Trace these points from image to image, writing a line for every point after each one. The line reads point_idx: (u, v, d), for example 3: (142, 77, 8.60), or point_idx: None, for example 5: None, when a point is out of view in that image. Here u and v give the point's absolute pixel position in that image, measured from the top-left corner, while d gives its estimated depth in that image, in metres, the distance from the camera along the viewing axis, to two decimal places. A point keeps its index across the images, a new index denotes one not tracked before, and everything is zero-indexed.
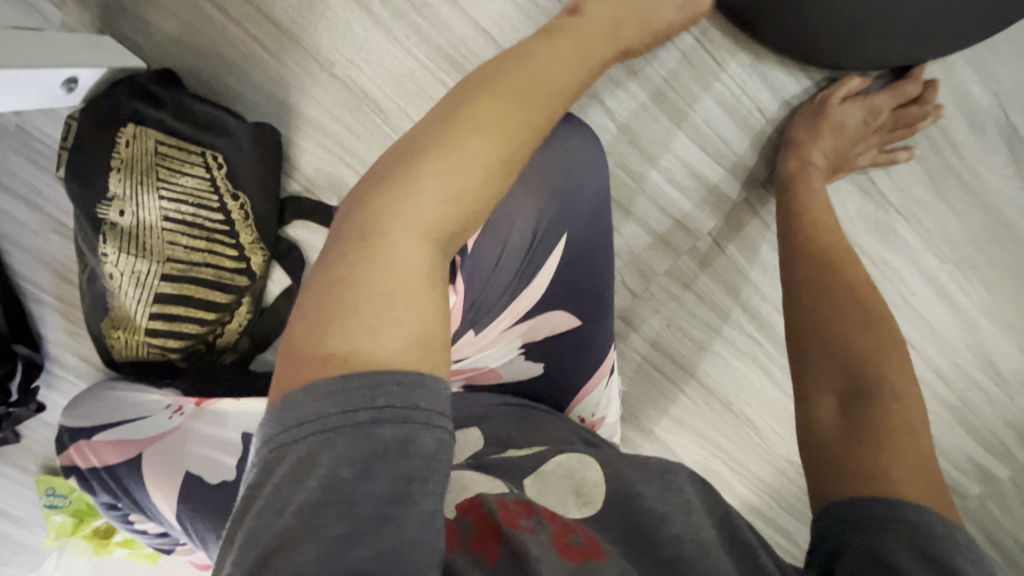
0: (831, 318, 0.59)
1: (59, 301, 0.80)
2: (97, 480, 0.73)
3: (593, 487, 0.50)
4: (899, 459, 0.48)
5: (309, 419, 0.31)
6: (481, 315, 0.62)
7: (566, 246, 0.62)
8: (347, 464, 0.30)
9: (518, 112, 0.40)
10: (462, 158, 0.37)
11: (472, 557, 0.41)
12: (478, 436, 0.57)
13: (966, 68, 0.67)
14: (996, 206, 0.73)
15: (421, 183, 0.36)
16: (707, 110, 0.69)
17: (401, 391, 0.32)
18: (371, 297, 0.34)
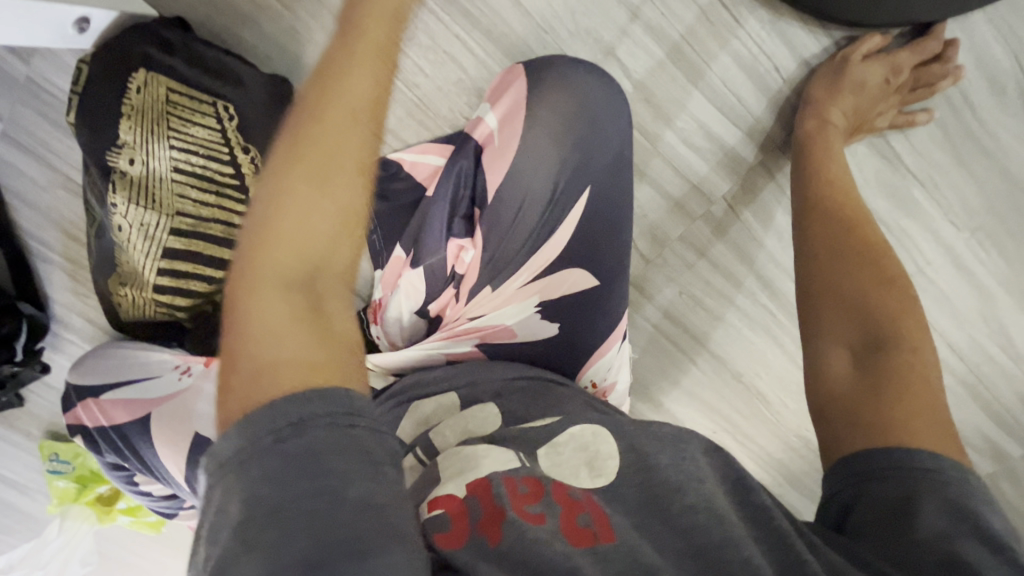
0: (845, 279, 0.58)
1: (66, 260, 0.79)
2: (105, 437, 0.73)
3: (606, 460, 0.47)
4: (918, 412, 0.47)
5: (220, 463, 0.30)
6: (498, 269, 0.62)
7: (588, 199, 0.62)
8: (259, 487, 0.29)
9: (343, 139, 0.37)
10: (301, 203, 0.36)
11: (477, 542, 0.39)
12: (496, 412, 0.55)
13: (988, 28, 0.66)
14: (1014, 172, 0.72)
15: (268, 245, 0.35)
16: (724, 68, 0.68)
17: (301, 407, 0.31)
18: (247, 359, 0.33)
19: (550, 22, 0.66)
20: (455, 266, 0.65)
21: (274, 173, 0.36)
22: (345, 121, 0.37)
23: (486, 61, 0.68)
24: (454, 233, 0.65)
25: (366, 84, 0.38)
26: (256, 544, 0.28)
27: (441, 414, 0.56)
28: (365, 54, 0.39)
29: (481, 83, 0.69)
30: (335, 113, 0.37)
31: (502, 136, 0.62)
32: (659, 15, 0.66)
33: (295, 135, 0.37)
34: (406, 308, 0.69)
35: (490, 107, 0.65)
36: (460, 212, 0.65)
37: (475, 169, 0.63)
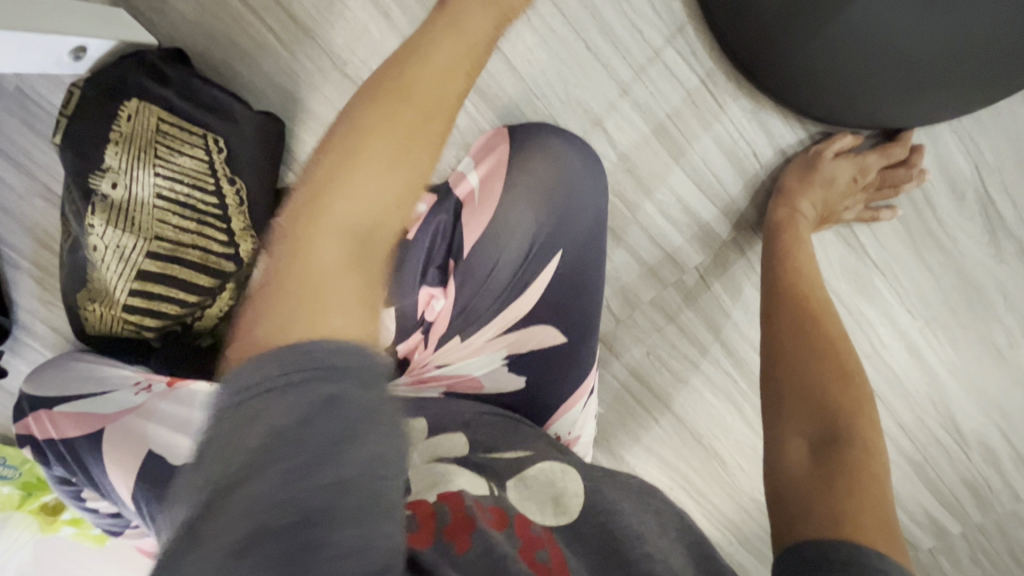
0: (808, 371, 0.59)
1: (36, 267, 0.78)
2: (54, 451, 0.71)
3: (571, 497, 0.54)
4: (865, 504, 0.48)
5: (253, 382, 0.31)
6: (468, 321, 0.63)
7: (561, 261, 0.63)
8: (289, 417, 0.30)
9: (411, 116, 0.42)
10: (366, 167, 0.40)
11: (444, 543, 0.43)
12: (463, 440, 0.58)
13: (952, 138, 0.70)
14: (967, 270, 0.77)
15: (326, 199, 0.39)
16: (705, 148, 0.71)
17: (340, 353, 0.32)
18: (297, 291, 0.36)
19: (542, 89, 0.68)
20: (425, 312, 0.64)
21: (343, 140, 0.41)
22: (417, 102, 0.42)
23: (477, 118, 0.70)
24: (426, 280, 0.63)
25: (438, 78, 0.43)
26: (272, 469, 0.29)
27: (408, 437, 0.58)
28: (442, 46, 0.45)
29: (470, 138, 0.71)
30: (408, 95, 0.42)
31: (484, 195, 0.63)
32: (647, 94, 0.68)
33: (370, 107, 0.42)
34: None
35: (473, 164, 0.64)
36: (434, 263, 0.63)
37: (453, 224, 0.63)
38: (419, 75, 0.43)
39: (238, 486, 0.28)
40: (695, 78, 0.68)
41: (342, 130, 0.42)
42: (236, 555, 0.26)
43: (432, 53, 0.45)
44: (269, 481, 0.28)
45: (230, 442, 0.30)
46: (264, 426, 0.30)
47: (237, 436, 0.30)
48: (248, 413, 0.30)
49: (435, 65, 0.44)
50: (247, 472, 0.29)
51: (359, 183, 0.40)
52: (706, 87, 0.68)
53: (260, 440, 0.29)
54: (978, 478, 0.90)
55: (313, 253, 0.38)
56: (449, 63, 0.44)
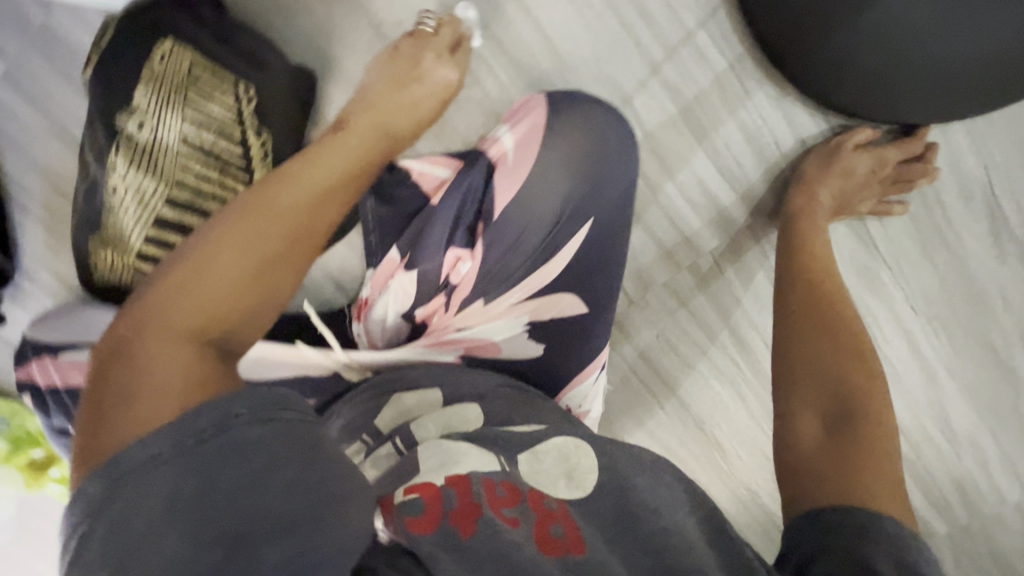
0: (823, 353, 0.60)
1: (45, 211, 0.77)
2: (57, 401, 0.70)
3: (585, 473, 0.55)
4: (879, 476, 0.50)
5: (114, 471, 0.31)
6: (493, 284, 0.63)
7: (591, 231, 0.64)
8: (179, 483, 0.31)
9: (291, 209, 0.45)
10: (222, 272, 0.41)
11: (449, 529, 0.44)
12: (477, 413, 0.59)
13: (964, 139, 0.73)
14: (970, 270, 0.79)
15: (196, 287, 0.40)
16: (729, 133, 0.72)
17: (226, 408, 0.33)
18: (133, 393, 0.34)
19: (574, 62, 0.69)
20: (449, 275, 0.65)
21: (216, 232, 0.42)
22: (300, 195, 0.46)
23: (507, 87, 0.70)
24: (454, 242, 0.64)
25: (308, 196, 0.46)
26: (181, 523, 0.30)
27: (423, 407, 0.59)
28: (322, 168, 0.49)
29: (499, 106, 0.71)
30: (285, 191, 0.46)
31: (518, 157, 0.63)
32: (677, 75, 0.70)
33: (232, 219, 0.43)
34: (391, 311, 0.69)
35: (508, 127, 0.64)
36: (461, 224, 0.64)
37: (485, 185, 0.64)
38: (300, 175, 0.47)
39: (151, 546, 0.30)
40: (724, 62, 0.69)
41: (209, 225, 0.43)
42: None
43: (317, 157, 0.50)
44: (183, 534, 0.30)
45: (122, 519, 0.30)
46: (160, 495, 0.31)
47: (129, 514, 0.30)
48: (139, 488, 0.31)
49: (320, 167, 0.49)
50: (156, 532, 0.30)
51: (232, 270, 0.41)
52: (734, 72, 0.70)
53: (157, 507, 0.30)
54: (968, 478, 0.92)
55: (176, 342, 0.37)
56: (333, 166, 0.49)
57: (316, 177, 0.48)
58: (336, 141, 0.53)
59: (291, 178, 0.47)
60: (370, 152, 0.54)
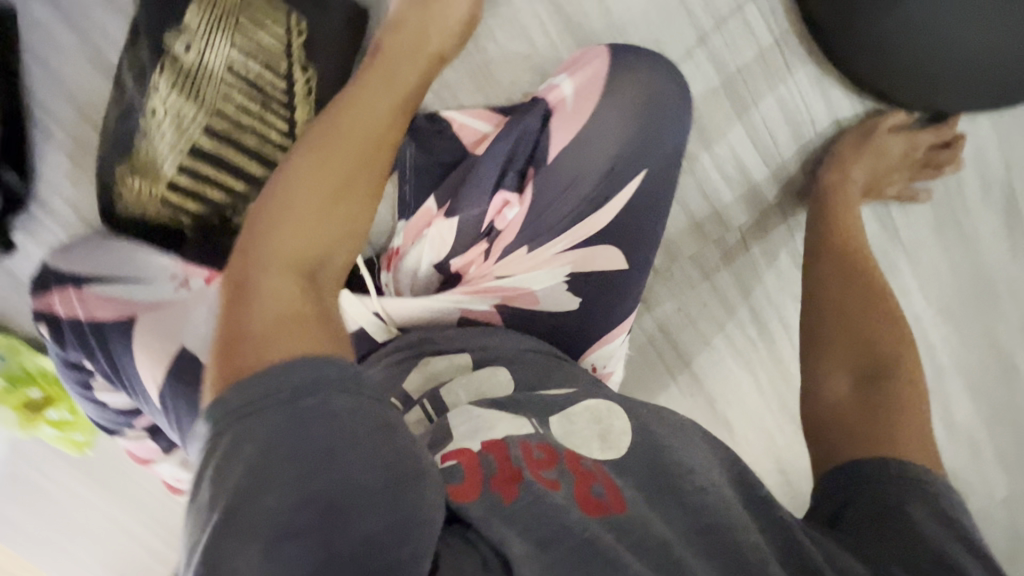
0: (856, 314, 0.62)
1: (68, 137, 0.74)
2: (75, 330, 0.68)
3: (619, 434, 0.50)
4: (912, 432, 0.51)
5: (221, 420, 0.32)
6: (539, 230, 0.64)
7: (643, 181, 0.65)
8: (271, 447, 0.31)
9: (355, 159, 0.43)
10: (316, 203, 0.41)
11: (490, 494, 0.41)
12: (509, 378, 0.56)
13: (989, 131, 0.76)
14: (984, 262, 0.82)
15: (276, 233, 0.39)
16: (767, 108, 0.74)
17: (316, 370, 0.33)
18: (254, 326, 0.35)
19: (625, 26, 0.70)
20: (494, 220, 0.65)
21: (299, 166, 0.42)
22: (362, 146, 0.44)
23: (557, 45, 0.71)
24: (503, 185, 0.65)
25: (377, 123, 0.47)
26: (275, 486, 0.30)
27: (451, 371, 0.57)
28: (383, 100, 0.49)
29: (547, 64, 0.71)
30: (347, 141, 0.44)
31: (577, 104, 0.64)
32: (723, 46, 0.71)
33: (311, 151, 0.43)
34: (424, 259, 0.68)
35: (567, 75, 0.66)
36: (514, 167, 0.65)
37: (541, 131, 0.65)
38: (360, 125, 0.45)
39: (246, 508, 0.29)
40: (769, 37, 0.71)
41: (291, 161, 0.43)
42: (269, 560, 0.29)
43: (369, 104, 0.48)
44: (277, 495, 0.30)
45: (218, 479, 0.30)
46: (248, 458, 0.30)
47: (226, 473, 0.30)
48: (234, 447, 0.31)
49: (375, 116, 0.47)
50: (250, 491, 0.30)
51: (308, 218, 0.40)
52: (778, 48, 0.72)
53: (251, 467, 0.30)
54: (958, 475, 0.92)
55: (264, 288, 0.37)
56: (388, 117, 0.48)
57: (380, 107, 0.48)
58: (388, 75, 0.52)
59: (358, 110, 0.47)
60: (417, 84, 0.54)
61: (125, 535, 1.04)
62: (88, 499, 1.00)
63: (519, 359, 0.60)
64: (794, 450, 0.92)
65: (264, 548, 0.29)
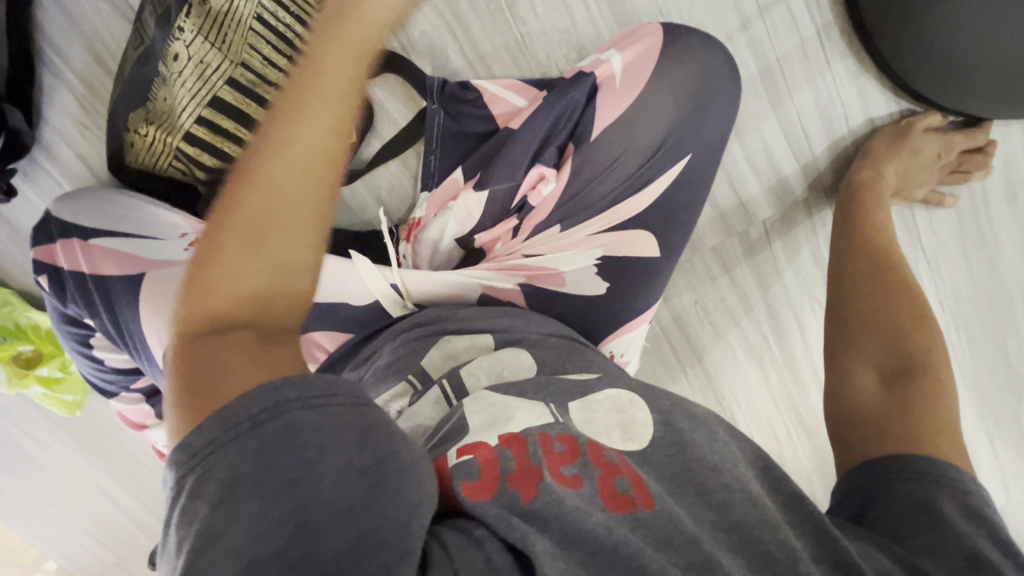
0: (883, 309, 0.62)
1: (79, 82, 0.71)
2: (78, 285, 0.66)
3: (640, 426, 0.48)
4: (942, 430, 0.50)
5: (187, 458, 0.30)
6: (576, 209, 0.63)
7: (685, 168, 0.63)
8: (235, 479, 0.29)
9: (290, 203, 0.35)
10: (245, 259, 0.35)
11: (508, 494, 0.38)
12: (531, 360, 0.54)
13: (1021, 142, 0.76)
14: (1002, 273, 0.82)
15: (210, 291, 0.35)
16: (803, 101, 0.73)
17: (280, 393, 0.32)
18: (197, 382, 0.33)
19: (668, 6, 0.68)
20: (528, 195, 0.64)
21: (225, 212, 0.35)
22: (290, 185, 0.34)
23: (597, 21, 0.69)
24: (542, 159, 0.63)
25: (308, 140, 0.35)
26: (242, 513, 0.29)
27: (473, 351, 0.55)
28: (313, 99, 0.34)
29: (585, 41, 0.70)
30: (281, 175, 0.35)
31: (626, 80, 0.62)
32: (765, 35, 0.70)
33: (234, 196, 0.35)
34: (447, 232, 0.67)
35: (618, 50, 0.63)
36: (554, 141, 0.63)
37: (586, 104, 0.62)
38: (284, 155, 0.34)
39: (215, 542, 0.28)
40: (812, 28, 0.70)
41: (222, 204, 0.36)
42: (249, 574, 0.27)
43: (303, 114, 0.34)
44: (246, 522, 0.28)
45: (193, 504, 0.29)
46: (212, 495, 0.29)
47: (194, 511, 0.29)
48: (203, 480, 0.30)
49: (304, 138, 0.34)
50: (218, 524, 0.28)
51: (243, 275, 0.35)
52: (820, 40, 0.71)
53: (216, 503, 0.29)
54: None
55: (204, 347, 0.34)
56: (322, 135, 0.35)
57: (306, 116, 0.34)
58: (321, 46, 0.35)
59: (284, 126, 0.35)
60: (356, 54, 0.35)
61: (110, 503, 1.02)
62: (74, 463, 0.97)
63: (542, 343, 0.58)
64: (798, 449, 0.92)
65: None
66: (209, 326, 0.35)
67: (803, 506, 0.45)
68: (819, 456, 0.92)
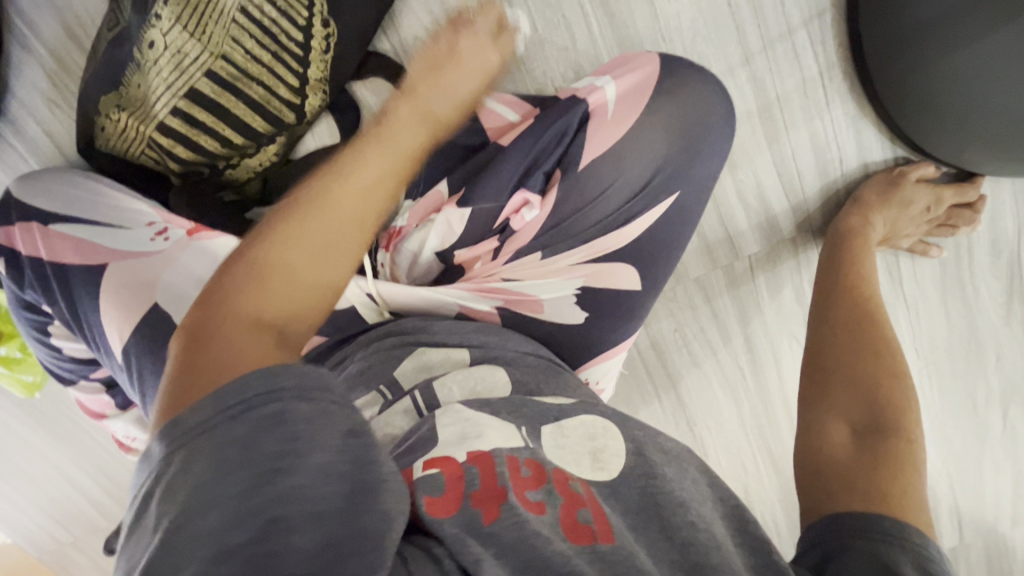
0: (855, 364, 0.61)
1: (50, 57, 0.67)
2: (37, 272, 0.63)
3: (611, 455, 0.47)
4: (908, 489, 0.48)
5: (173, 436, 0.28)
6: (557, 237, 0.61)
7: (674, 203, 0.62)
8: (216, 464, 0.27)
9: (348, 226, 0.36)
10: (294, 264, 0.35)
11: (471, 512, 0.38)
12: (505, 380, 0.53)
13: (1009, 198, 0.76)
14: (979, 325, 0.82)
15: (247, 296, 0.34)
16: (799, 140, 0.72)
17: (274, 378, 0.30)
18: (218, 366, 0.30)
19: (671, 32, 0.67)
20: (510, 219, 0.61)
21: (282, 216, 0.36)
22: (352, 211, 0.37)
23: (598, 41, 0.67)
24: (527, 184, 0.61)
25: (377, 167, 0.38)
26: (219, 502, 0.27)
27: (448, 366, 0.54)
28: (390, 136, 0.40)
29: (584, 60, 0.68)
30: (349, 188, 0.37)
31: (619, 110, 0.60)
32: (766, 70, 0.69)
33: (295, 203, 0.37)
34: (426, 246, 0.65)
35: (613, 77, 0.61)
36: (541, 167, 0.61)
37: (577, 132, 0.60)
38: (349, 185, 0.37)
39: (189, 524, 0.26)
40: (814, 68, 0.69)
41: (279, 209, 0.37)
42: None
43: (375, 148, 0.39)
44: (223, 508, 0.27)
45: (166, 492, 0.27)
46: (190, 478, 0.27)
47: (175, 489, 0.27)
48: (179, 465, 0.27)
49: (369, 175, 0.38)
50: (193, 509, 0.27)
51: (289, 284, 0.35)
52: (822, 80, 0.70)
53: (198, 481, 0.27)
54: None
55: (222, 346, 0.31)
56: (383, 176, 0.38)
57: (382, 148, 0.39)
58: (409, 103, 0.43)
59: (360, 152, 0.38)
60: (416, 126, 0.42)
61: (71, 486, 1.00)
62: (33, 444, 0.96)
63: (518, 361, 0.57)
64: (764, 481, 0.92)
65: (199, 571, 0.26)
66: (224, 325, 0.32)
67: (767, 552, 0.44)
68: (786, 490, 0.92)
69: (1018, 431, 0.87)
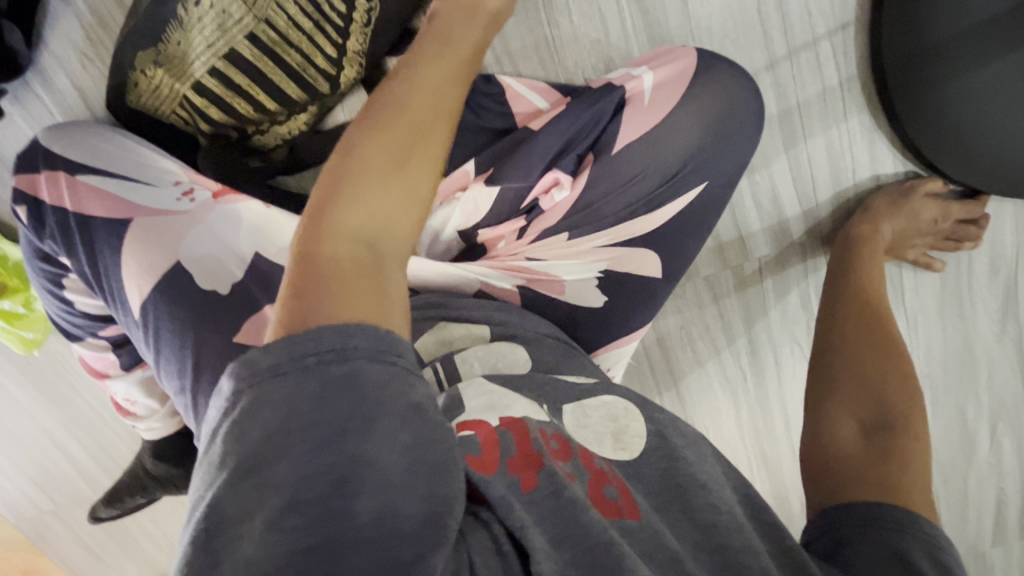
0: (863, 363, 0.63)
1: (88, 11, 0.67)
2: (60, 222, 0.62)
3: (633, 436, 0.47)
4: (919, 482, 0.49)
5: (255, 374, 0.28)
6: (586, 220, 0.62)
7: (700, 193, 0.64)
8: (290, 412, 0.27)
9: (417, 144, 0.39)
10: (377, 185, 0.36)
11: (510, 478, 0.37)
12: (525, 357, 0.54)
13: (1009, 219, 0.79)
14: (974, 342, 0.85)
15: (338, 218, 0.35)
16: (815, 147, 0.75)
17: (347, 333, 0.29)
18: (326, 277, 0.32)
19: (701, 33, 0.69)
20: (540, 198, 0.64)
21: (357, 145, 0.38)
22: (415, 129, 0.39)
23: (630, 37, 0.69)
24: (560, 165, 0.63)
25: (432, 97, 0.41)
26: (288, 453, 0.26)
27: (468, 341, 0.54)
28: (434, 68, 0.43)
29: (616, 54, 0.70)
30: (412, 116, 0.39)
31: (653, 99, 0.62)
32: (789, 77, 0.71)
33: (365, 133, 0.38)
34: (451, 223, 0.66)
35: (650, 68, 0.64)
36: (574, 149, 0.63)
37: (611, 118, 0.63)
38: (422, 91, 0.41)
39: (258, 475, 0.26)
40: (835, 79, 0.72)
41: (351, 141, 0.38)
42: (274, 527, 0.25)
43: (424, 79, 0.42)
44: (291, 462, 0.26)
45: (239, 427, 0.27)
46: (261, 425, 0.27)
47: (243, 434, 0.27)
48: (252, 411, 0.27)
49: (424, 98, 0.40)
50: (262, 458, 0.26)
51: (372, 202, 0.36)
52: (841, 91, 0.72)
53: (267, 433, 0.27)
54: None
55: (330, 256, 0.33)
56: (436, 96, 0.41)
57: (429, 79, 0.42)
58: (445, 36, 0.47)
59: (415, 87, 0.41)
60: (461, 65, 0.45)
61: (57, 450, 0.98)
62: (22, 403, 0.94)
63: (538, 342, 0.58)
64: (757, 484, 0.94)
65: (270, 519, 0.25)
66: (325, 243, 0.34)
67: (782, 536, 0.44)
68: (776, 493, 0.94)
69: (1005, 449, 0.90)
